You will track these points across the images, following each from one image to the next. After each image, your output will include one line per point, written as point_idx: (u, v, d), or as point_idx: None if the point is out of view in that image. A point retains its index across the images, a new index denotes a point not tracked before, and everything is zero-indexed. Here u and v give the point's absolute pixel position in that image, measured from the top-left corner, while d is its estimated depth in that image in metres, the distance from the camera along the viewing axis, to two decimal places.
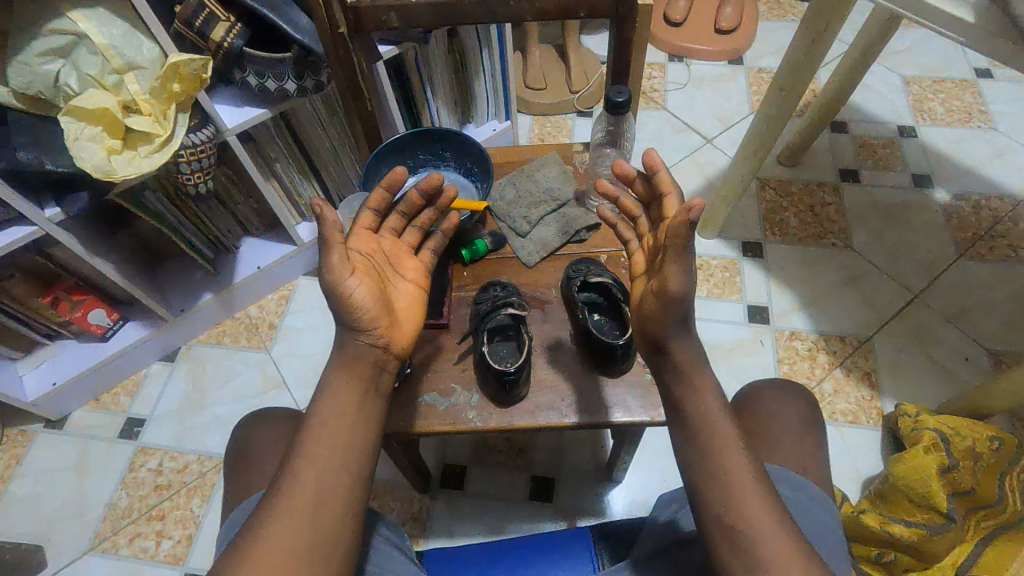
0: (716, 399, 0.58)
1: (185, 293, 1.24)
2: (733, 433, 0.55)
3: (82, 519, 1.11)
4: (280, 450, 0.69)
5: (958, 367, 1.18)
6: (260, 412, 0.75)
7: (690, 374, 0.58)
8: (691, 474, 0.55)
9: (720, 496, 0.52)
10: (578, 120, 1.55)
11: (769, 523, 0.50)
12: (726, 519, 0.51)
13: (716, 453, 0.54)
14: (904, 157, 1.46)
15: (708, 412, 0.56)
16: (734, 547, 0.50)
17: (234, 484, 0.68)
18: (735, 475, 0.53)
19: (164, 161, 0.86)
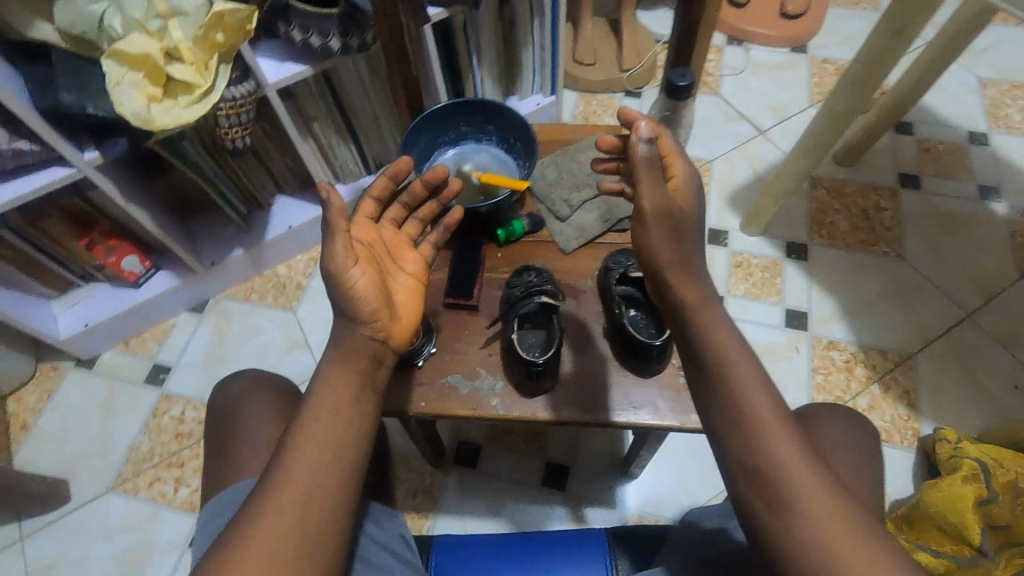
0: (743, 352, 0.54)
1: (215, 247, 1.24)
2: (761, 386, 0.53)
3: (107, 457, 1.15)
4: (268, 421, 0.71)
5: (1005, 394, 1.12)
6: (243, 376, 0.77)
7: (722, 340, 0.55)
8: (721, 436, 0.53)
9: (750, 453, 0.51)
10: (625, 100, 1.49)
11: (812, 491, 0.48)
12: (755, 464, 0.50)
13: (747, 412, 0.52)
14: (972, 165, 1.37)
15: (738, 368, 0.53)
16: (765, 495, 0.49)
17: (218, 446, 0.70)
18: (769, 431, 0.51)
19: (203, 113, 0.85)
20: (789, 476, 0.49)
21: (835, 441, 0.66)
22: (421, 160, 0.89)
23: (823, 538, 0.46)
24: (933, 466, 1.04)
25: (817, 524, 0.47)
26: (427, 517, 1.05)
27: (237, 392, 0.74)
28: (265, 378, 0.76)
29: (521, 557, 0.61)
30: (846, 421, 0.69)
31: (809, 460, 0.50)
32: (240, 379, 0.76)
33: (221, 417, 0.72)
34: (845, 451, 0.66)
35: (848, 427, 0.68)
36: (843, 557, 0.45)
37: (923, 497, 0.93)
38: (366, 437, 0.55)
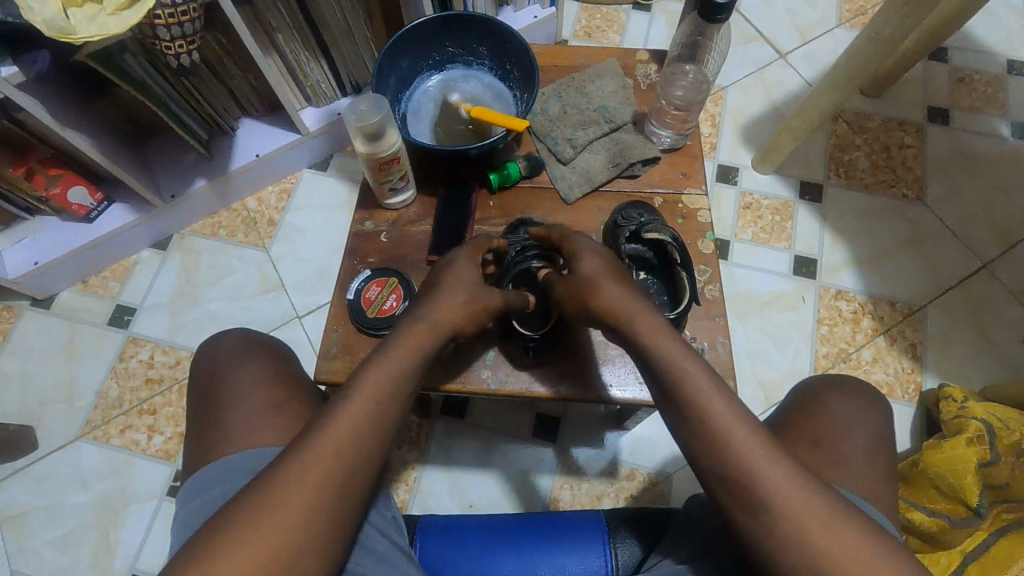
0: (689, 353, 0.52)
1: (176, 177, 1.11)
2: (715, 387, 0.51)
3: (72, 404, 1.08)
4: (257, 396, 0.60)
5: (1013, 349, 1.08)
6: (224, 342, 0.65)
7: (670, 348, 0.53)
8: (689, 448, 0.51)
9: (721, 461, 0.48)
10: (633, 14, 1.33)
11: (794, 490, 0.46)
12: (724, 473, 0.48)
13: (709, 418, 0.50)
14: (1007, 99, 1.25)
15: (691, 374, 0.51)
16: (744, 504, 0.47)
17: (199, 427, 0.59)
18: (735, 434, 0.48)
19: (135, 22, 0.69)
20: (774, 476, 0.47)
21: (842, 424, 0.60)
22: (400, 89, 0.76)
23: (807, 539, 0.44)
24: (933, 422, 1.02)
25: (801, 525, 0.45)
26: (413, 469, 1.02)
27: (224, 353, 0.63)
28: (258, 339, 0.66)
29: (518, 544, 0.56)
30: (856, 394, 0.63)
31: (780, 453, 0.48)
32: (226, 338, 0.65)
33: (204, 382, 0.62)
34: (852, 434, 0.60)
35: (858, 404, 0.62)
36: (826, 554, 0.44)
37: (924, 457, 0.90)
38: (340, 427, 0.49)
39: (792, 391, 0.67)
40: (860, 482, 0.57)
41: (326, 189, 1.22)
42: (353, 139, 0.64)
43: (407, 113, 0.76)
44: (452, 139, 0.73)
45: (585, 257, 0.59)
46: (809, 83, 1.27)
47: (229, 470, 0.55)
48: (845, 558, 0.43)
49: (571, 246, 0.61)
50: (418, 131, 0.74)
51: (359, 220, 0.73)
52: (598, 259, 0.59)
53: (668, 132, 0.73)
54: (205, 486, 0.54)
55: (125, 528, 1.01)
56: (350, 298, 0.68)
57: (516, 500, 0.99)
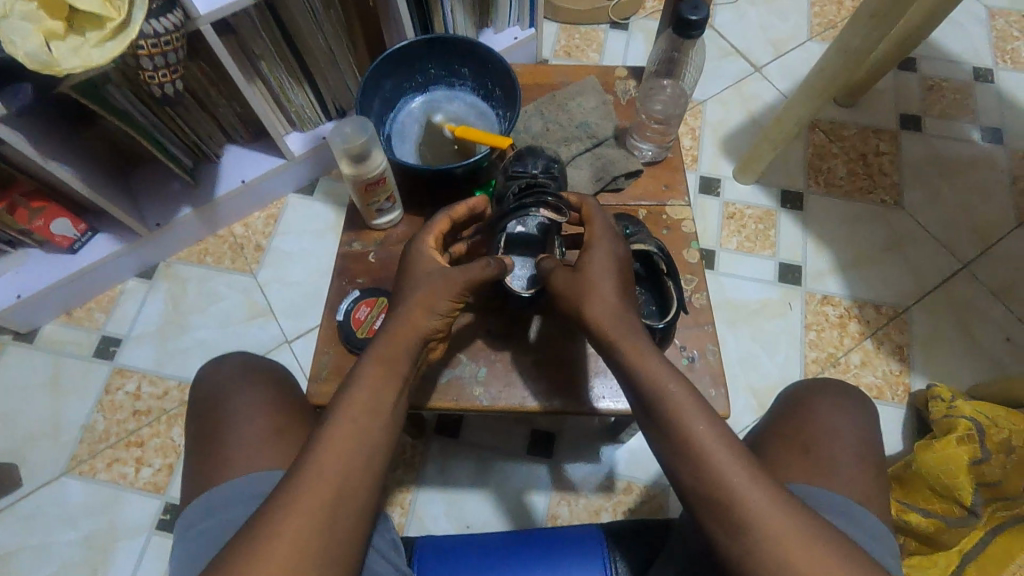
0: (672, 372, 0.52)
1: (161, 205, 1.11)
2: (697, 405, 0.50)
3: (57, 440, 1.06)
4: (256, 424, 0.59)
5: (997, 347, 1.10)
6: (224, 367, 0.64)
7: (654, 366, 0.52)
8: (669, 463, 0.50)
9: (702, 478, 0.48)
10: (611, 34, 1.36)
11: (776, 515, 0.46)
12: (703, 492, 0.48)
13: (690, 434, 0.49)
14: (975, 105, 1.29)
15: (673, 391, 0.50)
16: (722, 521, 0.47)
17: (199, 457, 0.58)
18: (717, 454, 0.48)
19: (118, 53, 0.70)
20: (756, 495, 0.47)
21: (830, 429, 0.61)
22: (384, 111, 0.77)
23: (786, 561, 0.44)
24: (923, 422, 1.03)
25: (778, 545, 0.45)
26: (409, 491, 1.01)
27: (223, 377, 0.62)
28: (259, 363, 0.65)
29: (517, 562, 0.56)
30: (842, 398, 0.64)
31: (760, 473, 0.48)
32: (228, 362, 0.64)
33: (203, 407, 0.61)
34: (840, 438, 0.60)
35: (845, 407, 0.63)
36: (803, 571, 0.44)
37: (916, 458, 0.91)
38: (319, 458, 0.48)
39: (781, 396, 0.68)
40: (854, 486, 0.57)
41: (312, 214, 1.22)
42: (340, 163, 0.64)
43: (392, 134, 0.77)
44: (437, 158, 0.74)
45: (592, 269, 0.57)
46: (785, 95, 1.30)
47: (229, 497, 0.54)
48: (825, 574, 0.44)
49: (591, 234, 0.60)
50: (404, 152, 0.75)
51: (347, 241, 0.73)
52: (608, 275, 0.57)
53: (649, 146, 0.75)
54: (204, 513, 0.54)
55: (113, 565, 0.99)
56: (340, 319, 0.68)
57: (513, 518, 0.98)
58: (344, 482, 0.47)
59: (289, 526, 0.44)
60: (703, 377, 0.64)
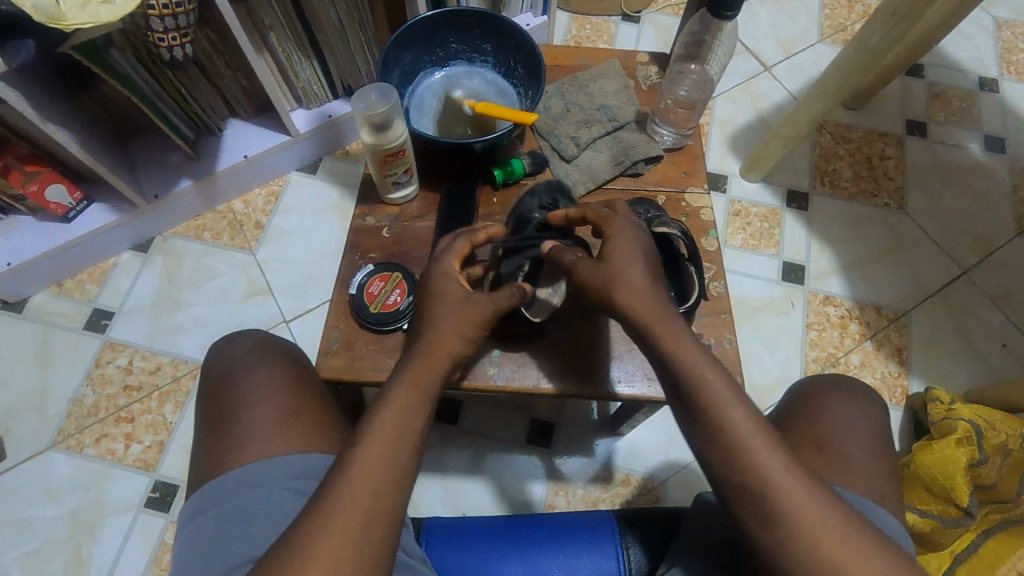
0: (712, 363, 0.51)
1: (160, 177, 1.08)
2: (733, 395, 0.50)
3: (44, 413, 1.03)
4: (270, 405, 0.57)
5: (994, 353, 1.11)
6: (235, 346, 0.62)
7: (692, 355, 0.51)
8: (704, 452, 0.50)
9: (737, 468, 0.48)
10: (621, 25, 1.35)
11: (810, 505, 0.46)
12: (738, 482, 0.48)
13: (727, 425, 0.49)
14: (979, 114, 1.30)
15: (710, 380, 0.50)
16: (755, 512, 0.47)
17: (209, 437, 0.57)
18: (752, 446, 0.48)
19: (128, 11, 0.67)
20: (792, 490, 0.46)
21: (843, 426, 0.61)
22: (402, 84, 0.75)
23: (822, 555, 0.44)
24: (919, 424, 1.03)
25: (807, 536, 0.45)
26: None
27: (237, 357, 0.61)
28: (271, 342, 0.63)
29: (531, 547, 0.55)
30: (852, 394, 0.63)
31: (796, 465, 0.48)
32: (240, 342, 0.63)
33: (216, 386, 0.59)
34: (853, 435, 0.60)
35: (855, 402, 0.63)
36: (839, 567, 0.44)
37: (914, 458, 0.92)
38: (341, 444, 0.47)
39: (791, 391, 0.68)
40: (866, 478, 0.57)
41: (318, 192, 1.20)
42: (359, 130, 0.63)
43: (410, 107, 0.75)
44: (456, 134, 0.73)
45: (619, 260, 0.55)
46: (794, 95, 1.30)
47: (248, 479, 0.53)
48: (850, 563, 0.44)
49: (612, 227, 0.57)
50: (422, 125, 0.73)
51: (360, 215, 0.71)
52: (635, 255, 0.54)
53: (669, 132, 0.75)
54: (221, 495, 0.52)
55: (99, 542, 0.96)
56: (352, 292, 0.66)
57: (511, 506, 0.97)
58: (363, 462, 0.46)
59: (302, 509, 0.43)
60: None
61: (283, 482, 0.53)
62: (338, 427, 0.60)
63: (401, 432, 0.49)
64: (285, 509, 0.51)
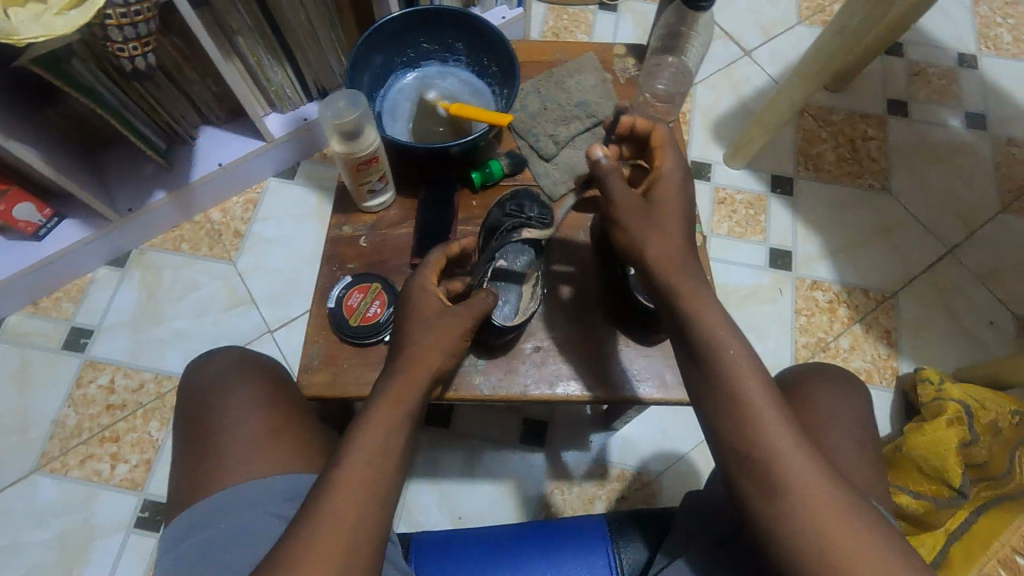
0: (728, 329, 0.50)
1: (133, 189, 1.05)
2: (752, 369, 0.49)
3: (25, 436, 1.01)
4: (252, 424, 0.56)
5: (982, 331, 1.11)
6: (213, 365, 0.60)
7: (712, 318, 0.50)
8: (712, 420, 0.49)
9: (744, 437, 0.47)
10: (599, 15, 1.33)
11: (813, 477, 0.46)
12: (740, 450, 0.47)
13: (741, 397, 0.48)
14: (960, 91, 1.30)
15: (730, 349, 0.49)
16: (757, 480, 0.46)
17: (189, 461, 0.55)
18: (765, 417, 0.47)
19: (83, 22, 0.65)
20: (800, 462, 0.46)
21: (830, 415, 0.60)
22: (374, 87, 0.74)
23: (820, 524, 0.44)
24: (911, 405, 1.04)
25: (809, 508, 0.45)
26: None
27: (215, 377, 0.59)
28: (251, 359, 0.61)
29: (524, 558, 0.54)
30: (840, 383, 0.62)
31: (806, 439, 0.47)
32: (217, 359, 0.61)
33: (194, 407, 0.58)
34: (840, 424, 0.59)
35: (840, 390, 0.62)
36: (834, 538, 0.44)
37: (906, 441, 0.92)
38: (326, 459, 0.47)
39: (776, 380, 0.66)
40: (861, 470, 0.57)
41: (297, 197, 1.18)
42: (330, 139, 0.61)
43: (383, 111, 0.74)
44: (430, 137, 0.71)
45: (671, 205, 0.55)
46: (775, 79, 1.29)
47: (228, 504, 0.51)
48: (843, 534, 0.44)
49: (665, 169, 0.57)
50: (396, 130, 0.72)
51: (336, 224, 0.70)
52: (677, 218, 0.54)
53: None
54: (202, 521, 0.51)
55: (89, 564, 0.94)
56: (331, 305, 0.65)
57: (508, 507, 0.97)
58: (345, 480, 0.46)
59: None
60: None
61: (265, 505, 0.51)
62: (324, 444, 0.59)
63: (383, 446, 0.48)
64: (269, 534, 0.50)
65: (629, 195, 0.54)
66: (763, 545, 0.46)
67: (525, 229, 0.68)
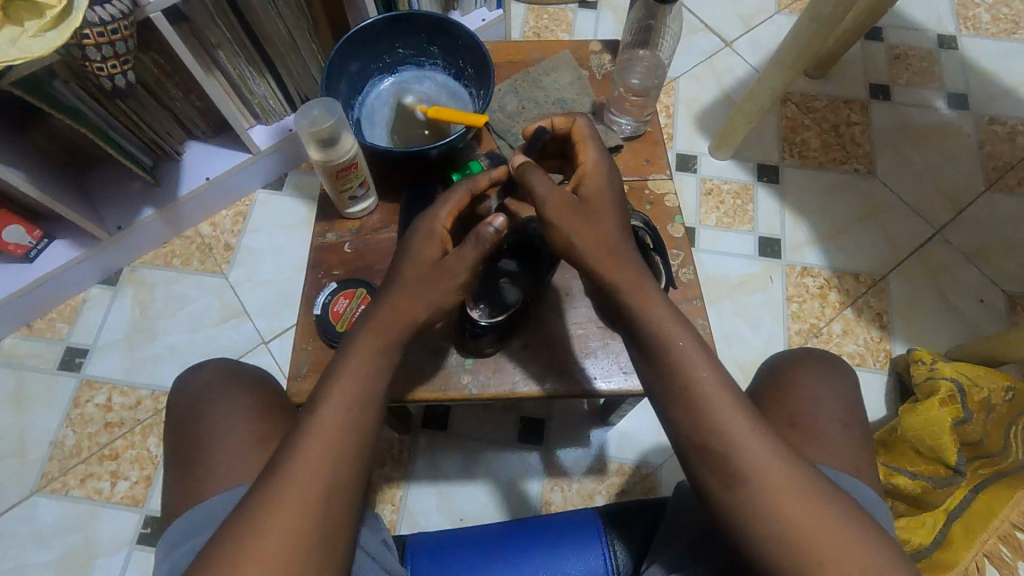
0: (677, 320, 0.51)
1: (121, 207, 1.06)
2: (704, 360, 0.50)
3: (24, 458, 1.01)
4: (240, 434, 0.56)
5: (973, 309, 1.12)
6: (200, 376, 0.60)
7: (658, 312, 0.51)
8: (669, 413, 0.50)
9: (699, 427, 0.48)
10: (579, 13, 1.33)
11: (771, 461, 0.47)
12: (698, 441, 0.48)
13: (693, 388, 0.49)
14: (941, 72, 1.30)
15: (678, 340, 0.50)
16: (715, 470, 0.47)
17: (179, 473, 0.55)
18: (718, 406, 0.48)
19: (61, 43, 0.65)
20: (755, 448, 0.47)
21: (814, 400, 0.60)
22: (351, 94, 0.74)
23: (779, 506, 0.46)
24: (905, 386, 1.04)
25: (768, 493, 0.46)
26: (399, 488, 0.99)
27: (202, 389, 0.59)
28: (238, 369, 0.62)
29: (515, 554, 0.54)
30: (825, 367, 0.63)
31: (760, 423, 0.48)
32: (204, 370, 0.61)
33: (183, 420, 0.58)
34: (824, 407, 0.60)
35: (825, 374, 0.62)
36: (793, 519, 0.45)
37: (902, 422, 0.92)
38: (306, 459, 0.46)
39: (762, 367, 0.67)
40: (849, 452, 0.57)
41: (284, 207, 1.18)
42: (308, 148, 0.62)
43: (361, 118, 0.74)
44: (410, 141, 0.72)
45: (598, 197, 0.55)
46: (756, 69, 1.30)
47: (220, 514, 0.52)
48: (800, 514, 0.45)
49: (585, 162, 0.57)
50: (375, 135, 0.73)
51: (320, 232, 0.70)
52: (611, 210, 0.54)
53: (628, 120, 0.76)
54: (191, 530, 0.51)
55: None
56: (317, 312, 0.65)
57: (507, 506, 0.97)
58: (331, 480, 0.46)
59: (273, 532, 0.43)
60: None
61: None
62: None
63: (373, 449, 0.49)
64: None
65: (558, 196, 0.54)
66: (728, 535, 0.47)
67: (529, 247, 0.67)
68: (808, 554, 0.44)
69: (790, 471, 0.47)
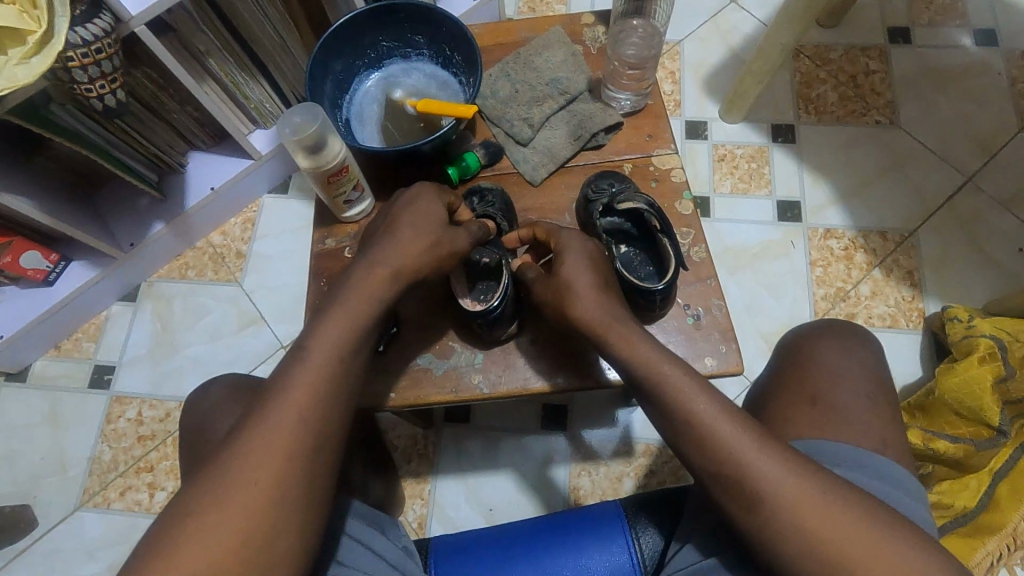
0: (669, 358, 0.52)
1: (131, 224, 1.06)
2: (695, 383, 0.50)
3: (66, 475, 1.04)
4: None
5: (1009, 259, 1.06)
6: (210, 395, 0.61)
7: (648, 352, 0.52)
8: (675, 441, 0.50)
9: (711, 456, 0.47)
10: None
11: (787, 477, 0.46)
12: (711, 468, 0.47)
13: (693, 418, 0.49)
14: (966, 8, 1.22)
15: (669, 375, 0.51)
16: (733, 493, 0.46)
17: None
18: (723, 433, 0.48)
19: (46, 67, 0.65)
20: (767, 463, 0.46)
21: (836, 376, 0.57)
22: (338, 94, 0.73)
23: (808, 529, 0.44)
24: (942, 346, 1.00)
25: (790, 503, 0.45)
26: (426, 482, 0.99)
27: (211, 408, 0.60)
28: (246, 385, 0.62)
29: (530, 550, 0.54)
30: (844, 337, 0.60)
31: (763, 432, 0.48)
32: (212, 390, 0.62)
33: (195, 440, 0.59)
34: (846, 384, 0.57)
35: (846, 346, 0.59)
36: (823, 541, 0.44)
37: (937, 384, 0.87)
38: (302, 478, 0.45)
39: (780, 344, 0.64)
40: (881, 427, 0.55)
41: (291, 212, 1.18)
42: (296, 156, 0.61)
43: (350, 118, 0.74)
44: (402, 137, 0.71)
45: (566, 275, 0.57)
46: (764, 24, 1.23)
47: None
48: (830, 531, 0.44)
49: (561, 245, 0.59)
50: (365, 135, 0.72)
51: (319, 238, 0.70)
52: (582, 265, 0.57)
53: (626, 95, 0.73)
54: None
55: None
56: None
57: (536, 495, 0.97)
58: None
59: (285, 549, 0.43)
60: (711, 334, 0.65)
61: None
62: None
63: None
64: None
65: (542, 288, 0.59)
66: (759, 546, 0.46)
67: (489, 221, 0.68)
68: (836, 553, 0.43)
69: (800, 462, 0.46)
